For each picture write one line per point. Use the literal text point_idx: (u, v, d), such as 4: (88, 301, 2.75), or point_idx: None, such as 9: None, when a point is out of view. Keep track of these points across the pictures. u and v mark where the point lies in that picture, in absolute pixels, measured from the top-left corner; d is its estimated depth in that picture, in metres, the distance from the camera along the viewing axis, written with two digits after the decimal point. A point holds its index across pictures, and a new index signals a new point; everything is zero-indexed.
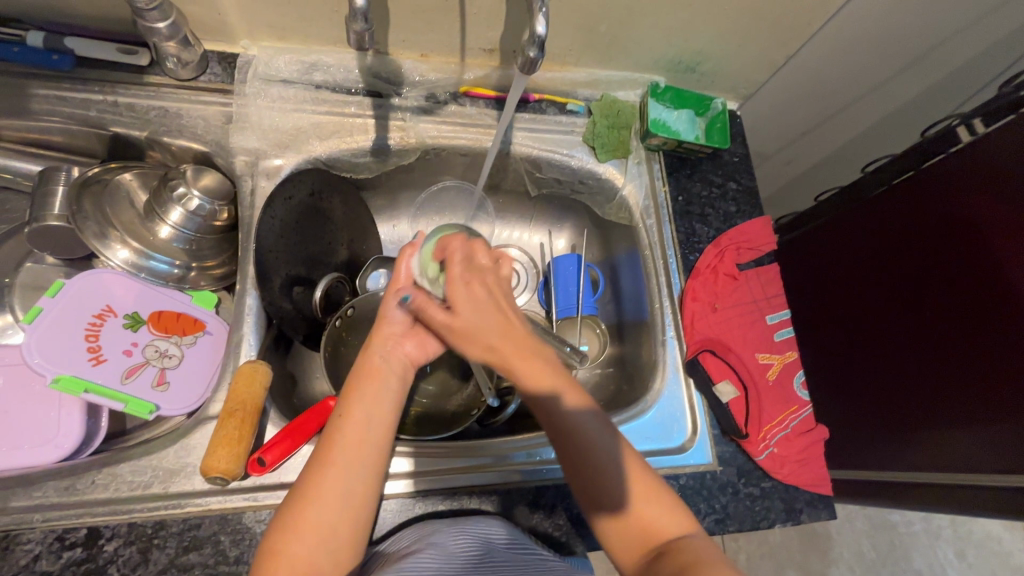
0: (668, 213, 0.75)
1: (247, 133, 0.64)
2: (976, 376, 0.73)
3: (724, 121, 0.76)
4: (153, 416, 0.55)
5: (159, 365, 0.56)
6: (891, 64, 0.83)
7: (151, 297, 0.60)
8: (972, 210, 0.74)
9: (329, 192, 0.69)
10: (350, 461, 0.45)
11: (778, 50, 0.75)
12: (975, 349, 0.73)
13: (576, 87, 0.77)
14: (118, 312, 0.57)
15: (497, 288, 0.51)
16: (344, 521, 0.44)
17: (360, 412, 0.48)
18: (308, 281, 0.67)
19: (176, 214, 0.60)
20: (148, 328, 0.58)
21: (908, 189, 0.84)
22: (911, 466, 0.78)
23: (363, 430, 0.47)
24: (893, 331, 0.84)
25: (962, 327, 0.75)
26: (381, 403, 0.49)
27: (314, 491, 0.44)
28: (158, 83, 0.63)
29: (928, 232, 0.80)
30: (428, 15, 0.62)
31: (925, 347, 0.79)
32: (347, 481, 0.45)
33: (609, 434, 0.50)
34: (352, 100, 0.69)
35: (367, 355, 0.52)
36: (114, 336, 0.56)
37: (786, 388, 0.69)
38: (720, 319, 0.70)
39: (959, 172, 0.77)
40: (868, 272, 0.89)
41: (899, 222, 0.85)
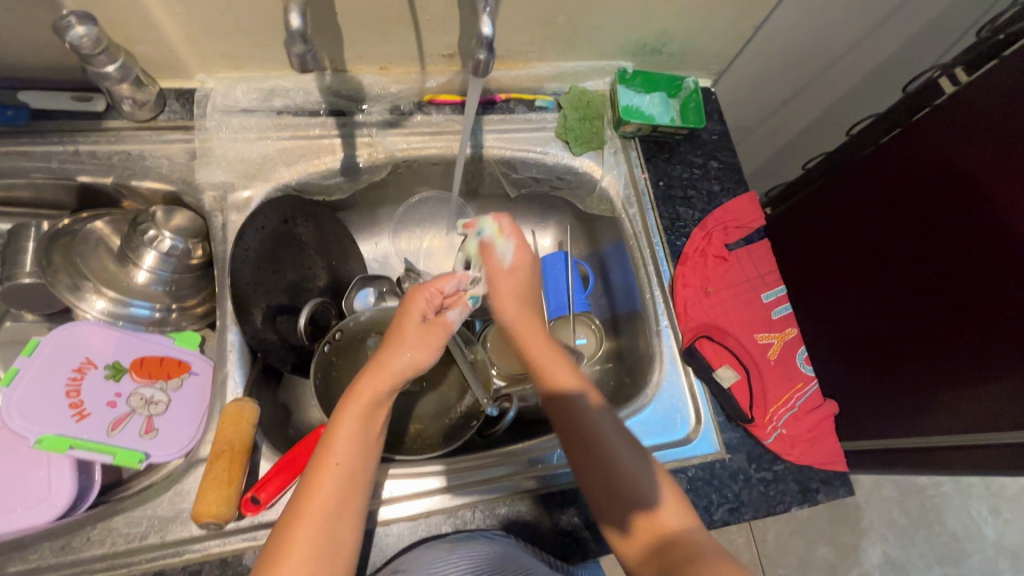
0: (650, 199, 0.73)
1: (212, 167, 0.63)
2: (996, 328, 0.69)
3: (697, 100, 0.75)
4: (144, 464, 0.53)
5: (146, 412, 0.55)
6: (869, 19, 0.80)
7: (132, 342, 0.58)
8: (974, 161, 0.71)
9: (302, 217, 0.68)
10: (342, 486, 0.45)
11: (747, 20, 0.73)
12: (994, 302, 0.69)
13: (542, 82, 0.75)
14: (98, 363, 0.56)
15: (516, 288, 0.62)
16: (334, 548, 0.43)
17: (336, 469, 0.45)
18: (290, 309, 0.67)
19: (149, 257, 0.60)
20: (131, 376, 0.57)
21: (904, 142, 0.81)
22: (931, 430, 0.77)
23: (341, 490, 0.45)
24: (906, 287, 0.80)
25: (978, 278, 0.71)
26: (370, 424, 0.48)
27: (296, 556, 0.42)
28: (118, 126, 0.62)
29: (934, 182, 0.76)
30: (381, 26, 0.61)
31: (940, 303, 0.75)
32: (329, 540, 0.43)
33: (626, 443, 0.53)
34: (316, 121, 0.67)
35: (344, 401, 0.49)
36: (96, 388, 0.55)
37: (789, 365, 0.67)
38: (714, 303, 0.68)
39: (958, 122, 0.73)
40: (873, 229, 0.85)
41: (895, 175, 0.82)
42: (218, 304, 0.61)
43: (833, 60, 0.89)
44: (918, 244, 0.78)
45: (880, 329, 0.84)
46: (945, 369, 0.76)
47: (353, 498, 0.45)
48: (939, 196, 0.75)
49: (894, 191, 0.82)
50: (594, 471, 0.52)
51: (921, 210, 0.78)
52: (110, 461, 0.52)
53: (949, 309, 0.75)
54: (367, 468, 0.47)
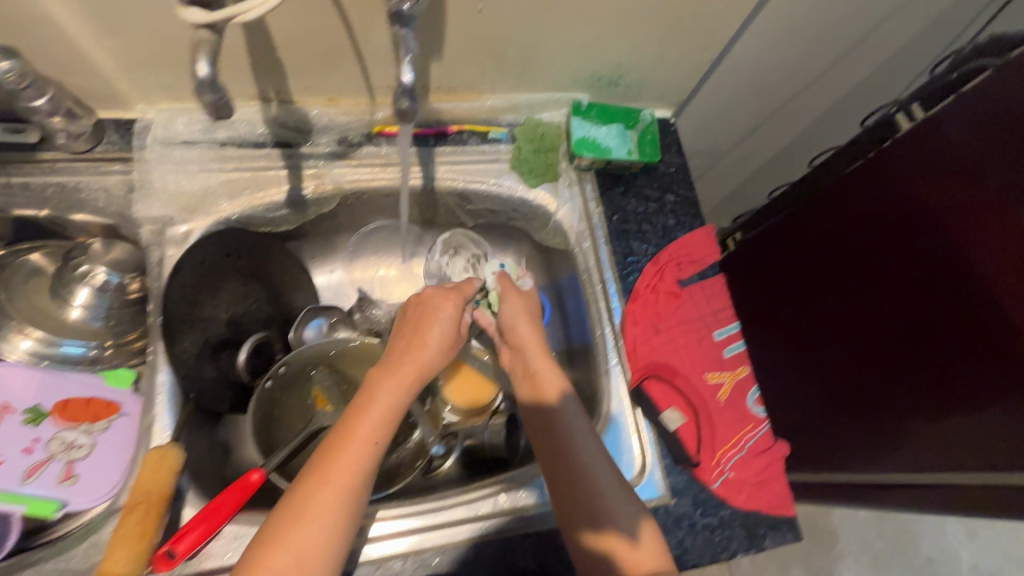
0: (604, 233, 0.72)
1: (151, 200, 0.62)
2: (977, 363, 0.62)
3: (653, 133, 0.75)
4: (61, 513, 0.52)
5: (66, 458, 0.54)
6: (828, 51, 0.80)
7: (54, 384, 0.56)
8: (928, 187, 0.65)
9: (246, 250, 0.67)
10: (349, 468, 0.47)
11: (702, 54, 0.72)
12: (973, 334, 0.62)
13: (498, 113, 0.74)
14: (16, 408, 0.54)
15: (518, 309, 0.68)
16: (337, 531, 0.45)
17: (343, 474, 0.47)
18: (230, 345, 0.65)
19: (83, 294, 0.59)
20: (52, 420, 0.55)
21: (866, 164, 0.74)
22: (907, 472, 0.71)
23: (352, 486, 0.47)
24: (877, 319, 0.74)
25: (955, 308, 0.64)
26: (386, 409, 0.52)
27: (288, 545, 0.43)
28: (52, 158, 0.61)
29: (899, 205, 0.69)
30: (323, 59, 0.60)
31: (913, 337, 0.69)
32: (329, 533, 0.45)
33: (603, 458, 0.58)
34: (261, 153, 0.66)
35: (354, 399, 0.53)
36: (12, 434, 0.53)
37: (739, 406, 0.67)
38: (664, 341, 0.68)
39: (910, 150, 0.68)
40: (830, 261, 0.80)
41: (849, 204, 0.77)
42: (150, 343, 0.60)
43: (796, 91, 0.89)
44: (879, 276, 0.73)
45: (852, 360, 0.78)
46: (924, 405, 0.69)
47: (359, 495, 0.47)
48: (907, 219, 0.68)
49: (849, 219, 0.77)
50: (568, 483, 0.56)
51: (880, 239, 0.72)
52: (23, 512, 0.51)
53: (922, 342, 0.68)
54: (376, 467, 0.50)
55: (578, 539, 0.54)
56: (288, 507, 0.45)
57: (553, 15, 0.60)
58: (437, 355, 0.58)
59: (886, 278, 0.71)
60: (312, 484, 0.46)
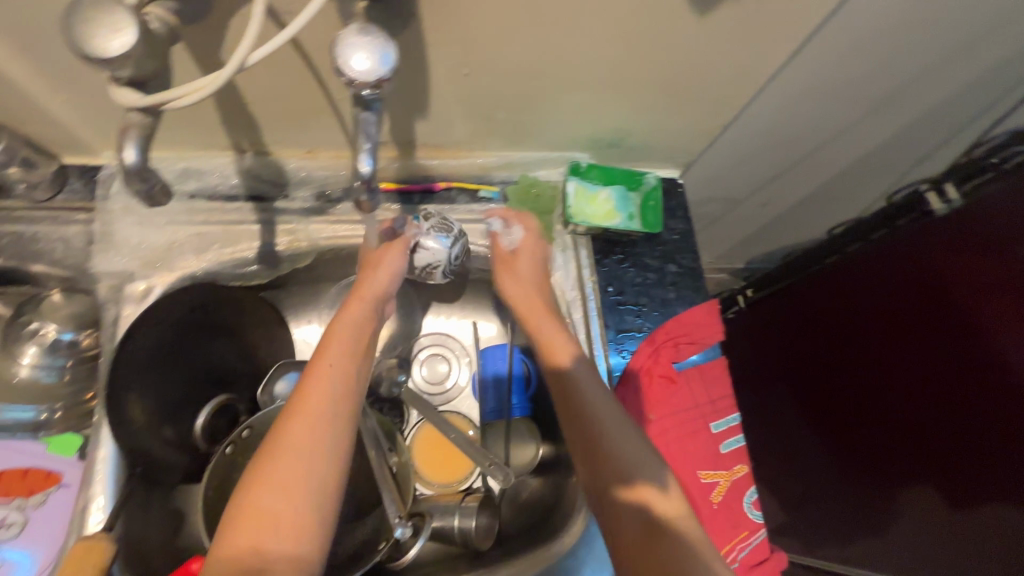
0: (596, 305, 0.67)
1: (111, 254, 0.59)
2: (925, 460, 0.69)
3: (656, 199, 0.70)
4: None
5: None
6: (852, 113, 0.74)
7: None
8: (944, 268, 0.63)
9: (213, 306, 0.63)
10: (302, 441, 0.44)
11: (713, 118, 0.66)
12: (892, 436, 0.73)
13: (490, 170, 0.69)
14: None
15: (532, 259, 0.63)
16: (292, 512, 0.42)
17: (293, 454, 0.43)
18: (188, 408, 0.61)
19: (30, 352, 0.56)
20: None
21: (793, 289, 0.85)
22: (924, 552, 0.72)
23: (322, 423, 0.45)
24: (833, 418, 0.82)
25: (887, 414, 0.73)
26: (336, 386, 0.48)
27: (272, 487, 0.42)
28: (9, 206, 0.57)
29: (896, 318, 0.70)
30: (298, 115, 0.55)
31: (871, 435, 0.76)
32: (306, 474, 0.43)
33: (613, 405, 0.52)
34: (232, 207, 0.62)
35: (315, 351, 0.50)
36: None
37: (734, 510, 0.61)
38: (655, 433, 0.62)
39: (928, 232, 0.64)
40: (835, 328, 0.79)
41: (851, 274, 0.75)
42: (97, 417, 0.57)
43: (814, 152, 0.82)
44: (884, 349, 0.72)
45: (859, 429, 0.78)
46: (882, 488, 0.76)
47: (335, 435, 0.46)
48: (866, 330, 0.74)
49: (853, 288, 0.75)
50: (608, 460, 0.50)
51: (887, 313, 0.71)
52: None
53: (843, 432, 0.81)
54: (352, 405, 0.48)
55: (618, 517, 0.48)
56: (259, 455, 0.44)
57: (547, 80, 0.55)
58: (379, 298, 0.56)
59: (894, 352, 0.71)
60: (280, 432, 0.44)
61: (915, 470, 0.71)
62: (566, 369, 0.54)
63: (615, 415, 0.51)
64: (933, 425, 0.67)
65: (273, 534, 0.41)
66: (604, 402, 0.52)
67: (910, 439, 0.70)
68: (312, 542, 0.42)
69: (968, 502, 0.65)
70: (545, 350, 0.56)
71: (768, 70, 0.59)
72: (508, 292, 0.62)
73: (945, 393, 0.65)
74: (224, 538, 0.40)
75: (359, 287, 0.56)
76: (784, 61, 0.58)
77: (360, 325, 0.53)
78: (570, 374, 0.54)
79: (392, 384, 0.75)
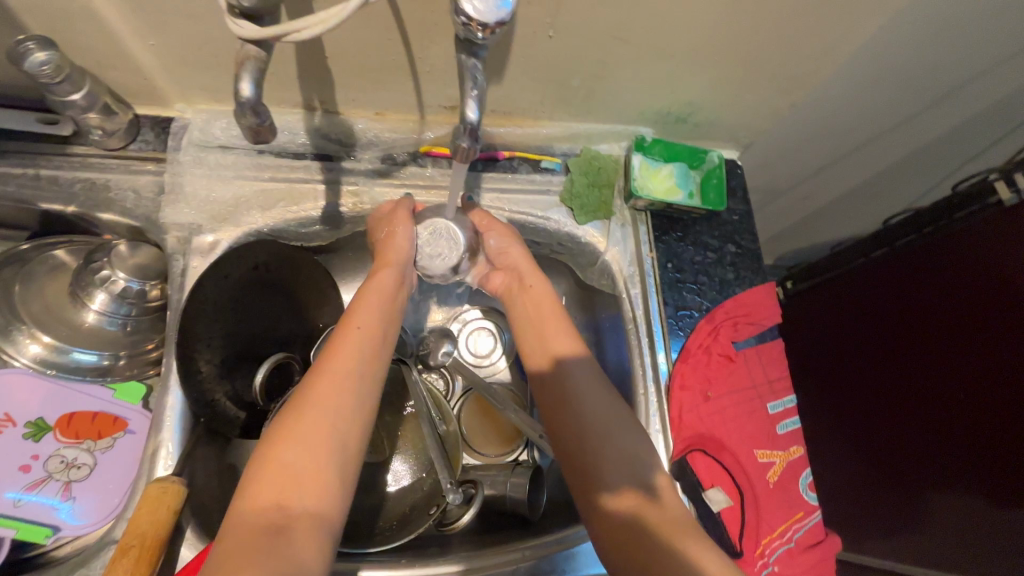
0: (655, 281, 0.67)
1: (180, 206, 0.59)
2: (960, 458, 0.67)
3: (720, 176, 0.68)
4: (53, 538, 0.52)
5: (64, 478, 0.54)
6: (919, 101, 0.72)
7: (61, 397, 0.56)
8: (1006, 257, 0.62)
9: (275, 264, 0.63)
10: (324, 403, 0.44)
11: (782, 98, 0.66)
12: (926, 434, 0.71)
13: (552, 141, 0.69)
14: (18, 421, 0.54)
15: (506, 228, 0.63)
16: (309, 472, 0.41)
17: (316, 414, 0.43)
18: (246, 363, 0.61)
19: (99, 299, 0.57)
20: (53, 436, 0.55)
21: (834, 282, 0.87)
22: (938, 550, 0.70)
23: (351, 384, 0.46)
24: (858, 411, 0.82)
25: (921, 410, 0.72)
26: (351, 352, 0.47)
27: (297, 441, 0.42)
28: (84, 153, 0.58)
29: (935, 313, 0.71)
30: (376, 73, 0.55)
31: (903, 433, 0.75)
32: (335, 430, 0.43)
33: (603, 390, 0.53)
34: (299, 164, 0.62)
35: (347, 316, 0.51)
36: (13, 449, 0.53)
37: (790, 491, 0.60)
38: (713, 410, 0.61)
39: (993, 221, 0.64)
40: (883, 321, 0.78)
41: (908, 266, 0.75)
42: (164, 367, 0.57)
43: (875, 140, 0.81)
44: (932, 344, 0.71)
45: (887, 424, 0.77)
46: (911, 491, 0.74)
47: (352, 402, 0.45)
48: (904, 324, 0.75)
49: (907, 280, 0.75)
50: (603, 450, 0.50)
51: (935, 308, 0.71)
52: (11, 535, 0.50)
53: (874, 433, 0.79)
54: (376, 370, 0.49)
55: (609, 505, 0.47)
56: (287, 410, 0.44)
57: (626, 48, 0.55)
58: (405, 267, 0.57)
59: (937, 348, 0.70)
60: (311, 388, 0.45)
61: (952, 466, 0.68)
62: (563, 355, 0.55)
63: (608, 402, 0.52)
64: (972, 418, 0.66)
65: (298, 488, 0.40)
66: (585, 383, 0.53)
67: (947, 435, 0.69)
68: (332, 500, 0.41)
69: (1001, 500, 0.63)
70: (535, 334, 0.58)
71: (848, 48, 0.58)
72: (517, 304, 0.61)
73: (987, 385, 0.64)
74: (246, 493, 0.40)
75: (380, 260, 0.57)
76: (866, 39, 0.57)
77: (392, 294, 0.54)
78: (568, 355, 0.55)
79: (441, 353, 0.76)
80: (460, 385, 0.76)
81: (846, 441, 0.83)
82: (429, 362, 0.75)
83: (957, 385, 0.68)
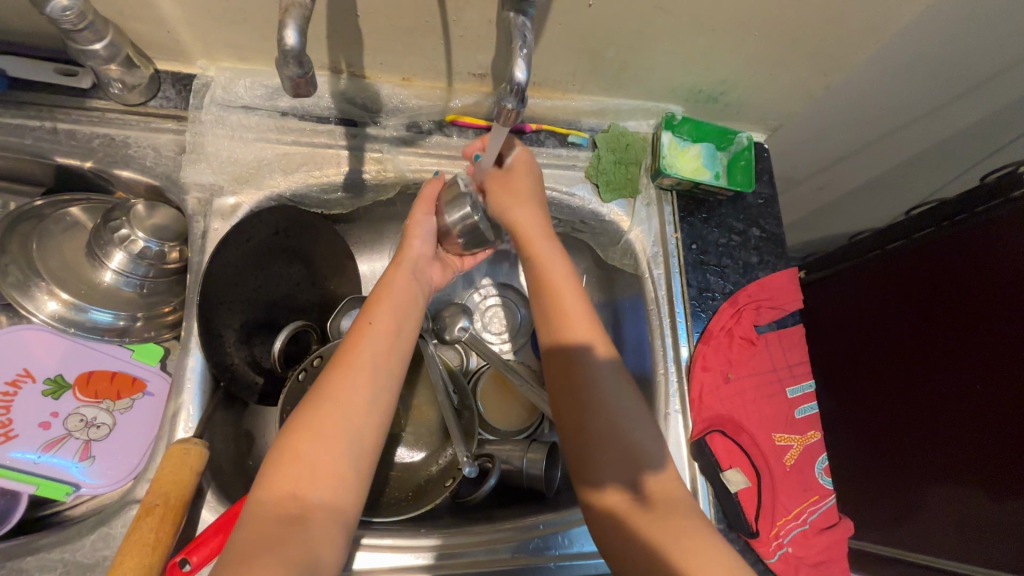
0: (679, 262, 0.66)
1: (201, 166, 0.57)
2: (962, 459, 0.69)
3: (747, 158, 0.67)
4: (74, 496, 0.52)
5: (84, 437, 0.53)
6: (951, 90, 0.71)
7: (80, 355, 0.56)
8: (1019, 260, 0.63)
9: (295, 230, 0.62)
10: (340, 400, 0.44)
11: (817, 80, 0.64)
12: (933, 430, 0.73)
13: (580, 116, 0.68)
14: (37, 377, 0.54)
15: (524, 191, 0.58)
16: (326, 470, 0.41)
17: (333, 413, 0.43)
18: (266, 329, 0.60)
19: (118, 258, 0.56)
20: (73, 393, 0.55)
21: (843, 281, 0.87)
22: (930, 542, 0.74)
23: (369, 379, 0.46)
24: (863, 411, 0.83)
25: (929, 408, 0.73)
26: (366, 348, 0.47)
27: (316, 434, 0.42)
28: (102, 108, 0.56)
29: (947, 315, 0.71)
30: (407, 36, 0.54)
31: (910, 427, 0.76)
32: (354, 433, 0.43)
33: (629, 393, 0.51)
34: (323, 128, 0.61)
35: (366, 308, 0.51)
36: (32, 406, 0.53)
37: (806, 474, 0.61)
38: (733, 392, 0.62)
39: (1008, 222, 0.64)
40: (890, 324, 0.79)
41: (920, 270, 0.75)
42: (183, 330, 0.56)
43: (903, 129, 0.80)
44: (941, 350, 0.72)
45: (891, 426, 0.79)
46: (909, 485, 0.76)
47: (367, 403, 0.45)
48: (917, 320, 0.75)
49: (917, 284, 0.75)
50: (611, 452, 0.48)
51: (945, 312, 0.71)
52: (32, 492, 0.51)
53: (882, 428, 0.80)
54: (392, 368, 0.48)
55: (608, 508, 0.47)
56: (307, 403, 0.44)
57: (667, 18, 0.53)
58: (416, 264, 0.56)
59: (946, 354, 0.71)
60: (332, 383, 0.45)
61: (959, 462, 0.70)
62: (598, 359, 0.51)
63: (628, 403, 0.50)
64: (983, 417, 0.67)
65: (314, 483, 0.40)
66: (607, 391, 0.50)
67: (955, 431, 0.70)
68: (347, 494, 0.42)
69: (998, 498, 0.65)
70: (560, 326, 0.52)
71: (894, 28, 0.57)
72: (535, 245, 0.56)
73: (999, 385, 0.65)
74: (265, 484, 0.40)
75: (401, 252, 0.56)
76: (909, 21, 0.56)
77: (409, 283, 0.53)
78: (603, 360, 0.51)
79: (458, 328, 0.74)
80: (474, 362, 0.76)
81: (852, 437, 0.85)
82: (444, 337, 0.74)
83: (970, 389, 0.68)
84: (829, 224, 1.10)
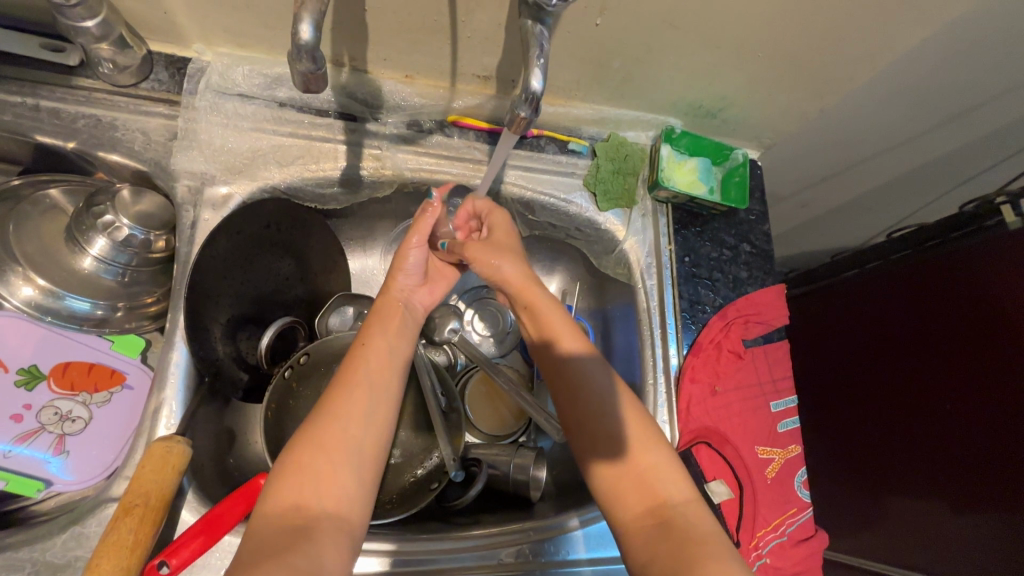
0: (671, 274, 0.67)
1: (193, 154, 0.55)
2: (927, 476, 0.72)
3: (742, 175, 0.68)
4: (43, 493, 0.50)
5: (58, 430, 0.51)
6: (936, 120, 0.74)
7: (57, 345, 0.54)
8: (991, 290, 0.65)
9: (287, 224, 0.60)
10: (347, 409, 0.44)
11: (811, 103, 0.66)
12: (898, 448, 0.76)
13: (581, 124, 0.68)
14: (10, 367, 0.52)
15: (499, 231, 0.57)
16: (329, 477, 0.41)
17: (336, 426, 0.43)
18: (253, 324, 0.58)
19: (100, 245, 0.53)
20: (47, 384, 0.53)
21: (826, 296, 0.90)
22: (890, 552, 0.78)
23: (367, 390, 0.45)
24: (833, 425, 0.86)
25: (897, 426, 0.76)
26: (370, 360, 0.47)
27: (318, 444, 0.42)
28: (90, 87, 0.54)
29: (917, 339, 0.74)
30: (414, 34, 0.53)
31: (877, 444, 0.79)
32: (355, 440, 0.43)
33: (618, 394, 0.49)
34: (321, 122, 0.59)
35: (361, 331, 0.50)
36: (4, 397, 0.51)
37: (785, 486, 0.62)
38: (719, 404, 0.63)
39: (984, 253, 0.66)
40: (863, 345, 0.82)
41: (894, 293, 0.77)
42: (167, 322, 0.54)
43: (888, 153, 0.82)
44: (910, 374, 0.74)
45: (860, 442, 0.82)
46: (874, 497, 0.80)
47: (368, 412, 0.45)
48: (891, 344, 0.77)
49: (890, 306, 0.78)
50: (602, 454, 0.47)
51: (917, 336, 0.74)
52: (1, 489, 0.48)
53: (849, 444, 0.83)
54: (392, 376, 0.48)
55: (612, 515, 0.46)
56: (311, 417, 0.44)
57: (674, 33, 0.53)
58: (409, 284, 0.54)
59: (914, 377, 0.74)
60: (333, 398, 0.44)
61: (925, 480, 0.72)
62: (569, 359, 0.50)
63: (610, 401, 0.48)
64: (949, 436, 0.69)
65: (317, 488, 0.40)
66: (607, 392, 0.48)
67: (919, 446, 0.73)
68: (354, 504, 0.41)
69: (962, 510, 0.68)
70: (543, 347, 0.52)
71: (888, 58, 0.58)
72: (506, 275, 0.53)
73: (968, 409, 0.67)
74: (270, 493, 0.40)
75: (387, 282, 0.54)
76: (901, 54, 0.58)
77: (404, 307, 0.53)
78: (570, 355, 0.50)
79: (447, 329, 0.74)
80: (462, 363, 0.75)
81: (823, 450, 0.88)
82: (433, 338, 0.74)
83: (939, 410, 0.70)
84: (812, 240, 1.12)
